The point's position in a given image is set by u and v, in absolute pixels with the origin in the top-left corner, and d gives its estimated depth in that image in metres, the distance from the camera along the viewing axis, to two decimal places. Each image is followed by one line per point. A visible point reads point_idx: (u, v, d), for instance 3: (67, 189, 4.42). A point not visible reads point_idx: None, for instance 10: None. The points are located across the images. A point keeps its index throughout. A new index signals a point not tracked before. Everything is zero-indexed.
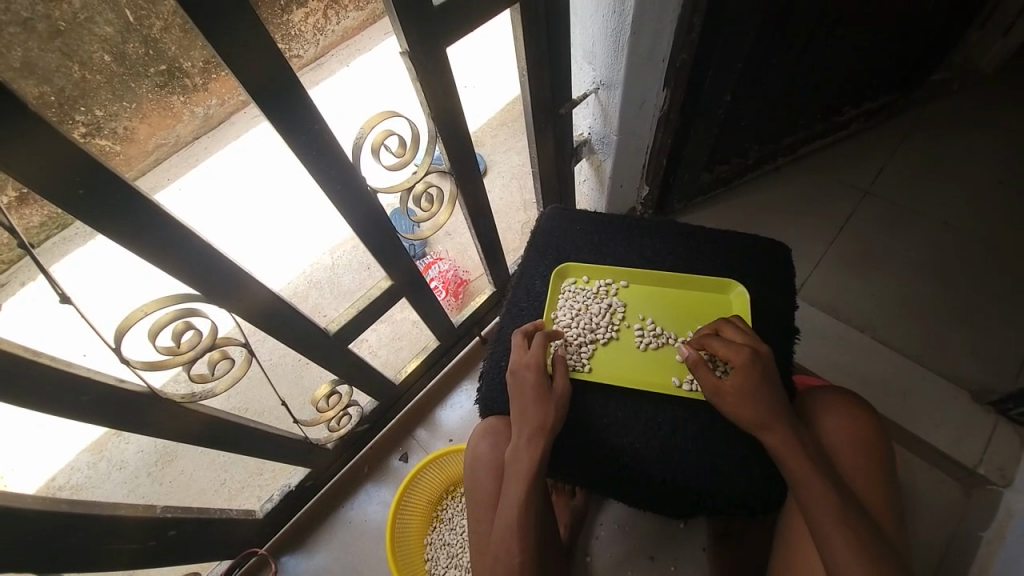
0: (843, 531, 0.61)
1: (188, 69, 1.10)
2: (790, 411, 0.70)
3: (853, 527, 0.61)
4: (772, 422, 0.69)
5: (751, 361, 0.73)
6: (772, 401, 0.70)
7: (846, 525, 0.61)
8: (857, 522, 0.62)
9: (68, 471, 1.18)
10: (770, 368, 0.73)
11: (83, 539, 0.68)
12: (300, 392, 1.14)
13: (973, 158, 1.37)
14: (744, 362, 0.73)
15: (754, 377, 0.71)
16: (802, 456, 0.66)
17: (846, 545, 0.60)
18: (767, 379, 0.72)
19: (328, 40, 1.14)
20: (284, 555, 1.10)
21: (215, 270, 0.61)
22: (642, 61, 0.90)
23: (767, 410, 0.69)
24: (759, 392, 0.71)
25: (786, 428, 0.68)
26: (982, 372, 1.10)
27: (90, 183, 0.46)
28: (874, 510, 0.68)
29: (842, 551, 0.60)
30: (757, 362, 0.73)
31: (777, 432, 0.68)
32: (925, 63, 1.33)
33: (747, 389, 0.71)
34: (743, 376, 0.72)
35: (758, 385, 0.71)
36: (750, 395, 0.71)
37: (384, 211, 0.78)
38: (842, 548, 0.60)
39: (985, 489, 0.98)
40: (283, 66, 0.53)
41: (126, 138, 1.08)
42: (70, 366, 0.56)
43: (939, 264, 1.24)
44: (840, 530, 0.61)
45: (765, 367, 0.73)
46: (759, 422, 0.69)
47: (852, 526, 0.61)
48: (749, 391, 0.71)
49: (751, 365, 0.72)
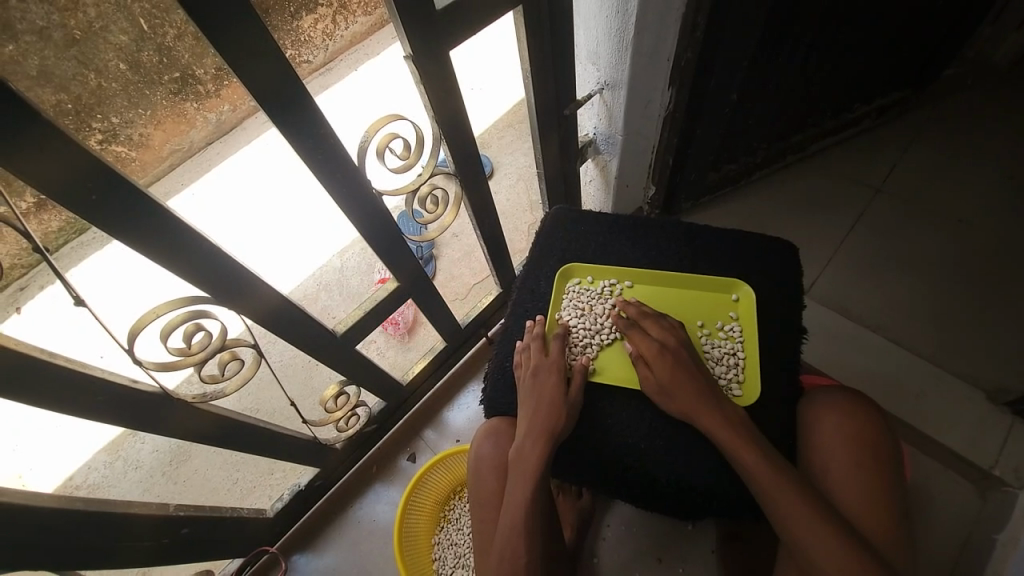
0: (818, 531, 0.61)
1: (201, 75, 1.17)
2: (727, 405, 0.75)
3: (823, 521, 0.61)
4: (697, 413, 0.74)
5: (662, 354, 0.80)
6: (692, 388, 0.76)
7: (821, 525, 0.61)
8: (827, 516, 0.62)
9: (85, 471, 1.21)
10: (679, 357, 0.79)
11: (98, 535, 0.70)
12: (310, 393, 1.17)
13: (988, 154, 1.34)
14: (655, 354, 0.80)
15: (667, 366, 0.78)
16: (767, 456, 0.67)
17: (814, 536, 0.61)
18: (678, 367, 0.78)
19: (336, 46, 1.16)
20: (294, 555, 1.11)
21: (223, 273, 0.63)
22: (646, 60, 0.89)
23: (688, 402, 0.75)
24: (682, 382, 0.77)
25: (711, 418, 0.73)
26: (998, 372, 1.08)
27: (101, 189, 0.48)
28: (864, 511, 0.67)
29: (812, 541, 0.61)
30: (664, 352, 0.80)
31: (703, 421, 0.73)
32: (939, 58, 1.31)
33: (665, 379, 0.78)
34: (663, 367, 0.78)
35: (670, 373, 0.78)
36: (671, 386, 0.77)
37: (389, 213, 0.78)
38: (809, 542, 0.61)
39: (1001, 492, 0.96)
40: (287, 69, 0.54)
41: (141, 144, 1.17)
42: (85, 366, 0.58)
43: (953, 263, 1.21)
44: (813, 529, 0.61)
45: (676, 357, 0.79)
46: (685, 413, 0.75)
47: (826, 527, 0.61)
48: (678, 384, 0.77)
49: (666, 358, 0.79)
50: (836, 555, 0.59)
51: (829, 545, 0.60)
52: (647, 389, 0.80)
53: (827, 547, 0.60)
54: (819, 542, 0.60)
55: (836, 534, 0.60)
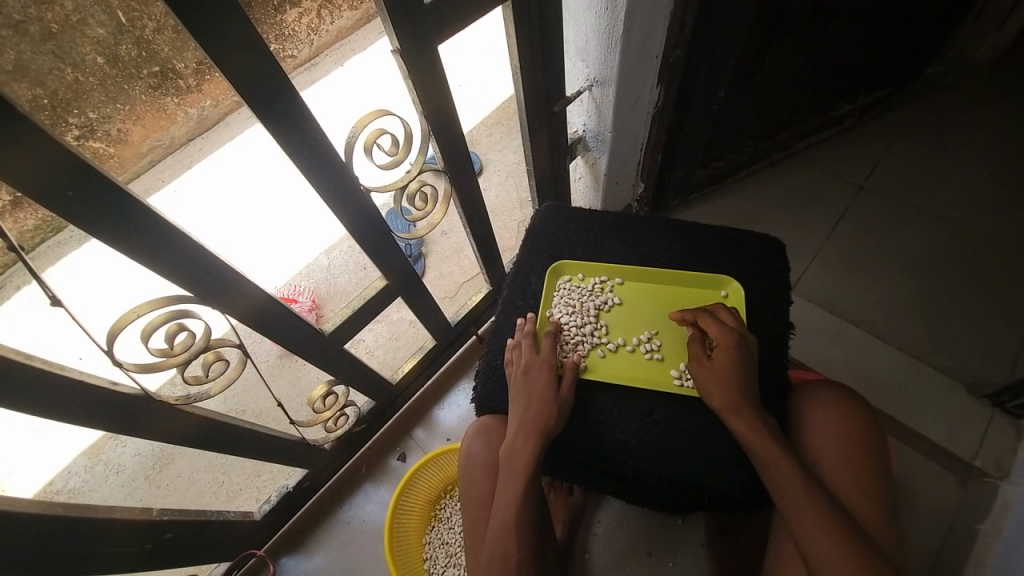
0: (825, 532, 0.61)
1: (181, 70, 1.24)
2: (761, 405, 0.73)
3: (835, 526, 0.61)
4: (737, 407, 0.72)
5: (733, 343, 0.77)
6: (745, 383, 0.74)
7: (829, 527, 0.61)
8: (838, 520, 0.62)
9: (65, 475, 1.19)
10: (749, 351, 0.77)
11: (79, 542, 0.68)
12: (298, 393, 1.14)
13: (968, 151, 1.37)
14: (727, 344, 0.77)
15: (733, 357, 0.75)
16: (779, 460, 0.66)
17: (824, 542, 0.61)
18: (744, 360, 0.76)
19: (321, 41, 1.21)
20: (283, 557, 1.10)
21: (207, 273, 0.61)
22: (636, 57, 0.89)
23: (737, 396, 0.72)
24: (737, 373, 0.74)
25: (750, 416, 0.71)
26: (978, 365, 1.11)
27: (78, 184, 0.46)
28: (862, 505, 0.68)
29: (823, 546, 0.61)
30: (738, 343, 0.77)
31: (736, 420, 0.71)
32: (920, 57, 1.33)
33: (725, 369, 0.75)
34: (725, 356, 0.76)
35: (734, 366, 0.75)
36: (729, 376, 0.74)
37: (377, 211, 0.77)
38: (822, 547, 0.61)
39: (982, 482, 0.98)
40: (272, 64, 0.53)
41: (119, 140, 1.21)
42: (62, 368, 0.56)
43: (936, 259, 1.24)
44: (822, 530, 0.61)
45: (744, 351, 0.77)
46: (724, 406, 0.73)
47: (834, 528, 0.61)
48: (726, 370, 0.75)
49: (733, 349, 0.76)
50: (845, 557, 0.59)
51: (839, 549, 0.60)
52: (698, 372, 0.77)
53: (837, 551, 0.60)
54: (829, 546, 0.60)
55: (845, 539, 0.61)
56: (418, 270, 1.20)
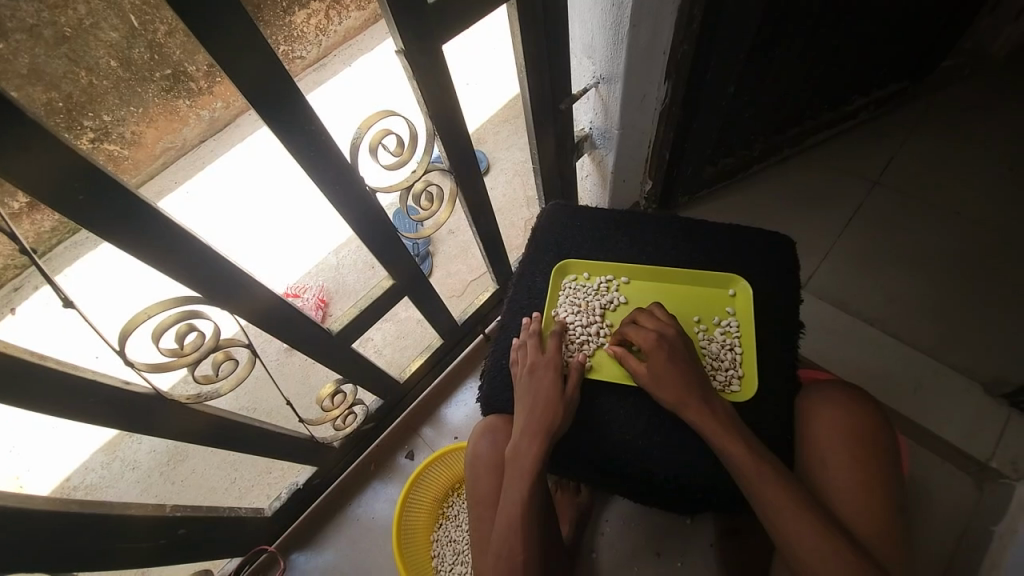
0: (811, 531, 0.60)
1: (193, 73, 1.23)
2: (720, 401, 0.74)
3: (818, 524, 0.61)
4: (686, 403, 0.73)
5: (658, 344, 0.78)
6: (685, 379, 0.75)
7: (815, 526, 0.61)
8: (822, 518, 0.61)
9: (83, 471, 1.22)
10: (676, 348, 0.78)
11: (94, 537, 0.70)
12: (307, 391, 1.16)
13: (987, 146, 1.33)
14: (653, 346, 0.78)
15: (663, 357, 0.77)
16: (762, 459, 0.66)
17: (805, 540, 0.60)
18: (675, 357, 0.77)
19: (330, 41, 1.23)
20: (293, 553, 1.11)
21: (216, 274, 0.62)
22: (643, 53, 0.88)
23: (680, 393, 0.73)
24: (671, 371, 0.75)
25: (700, 407, 0.72)
26: (996, 364, 1.08)
27: (89, 189, 0.47)
28: (860, 508, 0.66)
29: (803, 543, 0.60)
30: (663, 343, 0.78)
31: (693, 412, 0.72)
32: (936, 48, 1.30)
33: (661, 370, 0.76)
34: (656, 357, 0.77)
35: (667, 365, 0.76)
36: (665, 374, 0.75)
37: (383, 212, 0.78)
38: (801, 544, 0.60)
39: (998, 484, 0.96)
40: (279, 67, 0.53)
41: (132, 142, 1.24)
42: (76, 369, 0.57)
43: (952, 256, 1.21)
44: (808, 529, 0.60)
45: (670, 348, 0.78)
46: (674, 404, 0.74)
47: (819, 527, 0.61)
48: (662, 371, 0.75)
49: (660, 349, 0.78)
50: (830, 556, 0.59)
51: (822, 547, 0.59)
52: (638, 379, 0.78)
53: (820, 550, 0.59)
54: (809, 544, 0.60)
55: (829, 537, 0.60)
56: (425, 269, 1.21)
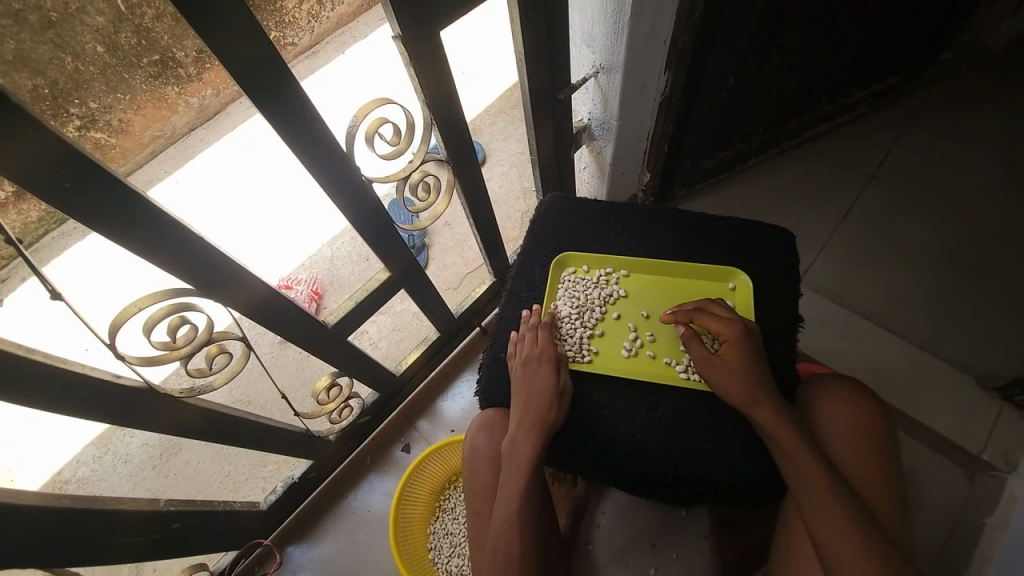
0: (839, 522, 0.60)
1: (182, 59, 1.20)
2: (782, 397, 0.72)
3: (856, 527, 0.60)
4: (761, 400, 0.70)
5: (741, 338, 0.75)
6: (759, 375, 0.73)
7: (842, 518, 0.61)
8: (859, 520, 0.61)
9: (74, 465, 1.20)
10: (753, 344, 0.76)
11: (87, 532, 0.69)
12: (302, 384, 1.15)
13: (982, 140, 1.34)
14: (733, 338, 0.76)
15: (741, 352, 0.74)
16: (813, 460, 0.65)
17: (842, 542, 0.59)
18: (752, 353, 0.75)
19: (322, 27, 1.21)
20: (289, 546, 1.11)
21: (207, 265, 0.60)
22: (643, 42, 0.87)
23: (755, 390, 0.71)
24: (748, 369, 0.73)
25: (774, 406, 0.70)
26: (988, 357, 1.09)
27: (75, 177, 0.45)
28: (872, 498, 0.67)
29: (840, 545, 0.59)
30: (741, 337, 0.76)
31: (767, 406, 0.70)
32: (935, 41, 1.30)
33: (734, 363, 0.74)
34: (734, 351, 0.75)
35: (743, 362, 0.74)
36: (742, 371, 0.73)
37: (379, 203, 0.76)
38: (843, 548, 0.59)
39: (989, 475, 0.98)
40: (272, 52, 0.51)
41: (121, 130, 1.18)
42: (65, 363, 0.55)
43: (947, 250, 1.21)
44: (843, 531, 0.60)
45: (753, 345, 0.75)
46: (746, 402, 0.71)
47: (849, 519, 0.60)
48: (740, 366, 0.73)
49: (743, 342, 0.75)
50: (859, 553, 0.58)
51: (858, 550, 0.59)
52: (709, 370, 0.76)
53: (856, 552, 0.59)
54: (848, 546, 0.59)
55: (864, 539, 0.59)
56: (421, 260, 1.20)
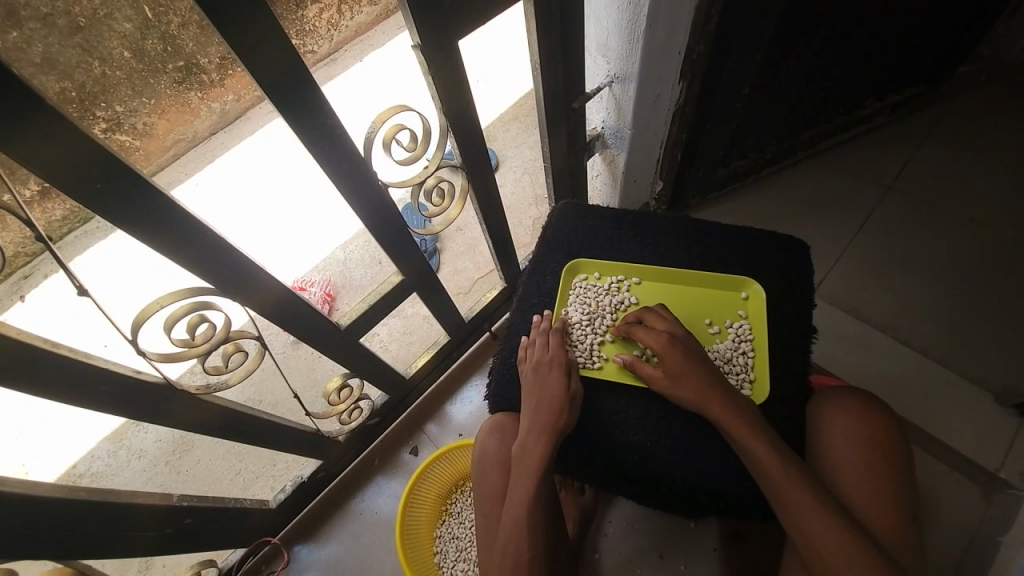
0: (821, 526, 0.60)
1: (206, 66, 1.24)
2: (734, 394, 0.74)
3: (842, 531, 0.59)
4: (707, 401, 0.72)
5: (669, 345, 0.78)
6: (704, 375, 0.75)
7: (824, 521, 0.60)
8: (846, 525, 0.60)
9: (89, 458, 1.23)
10: (689, 346, 0.78)
11: (103, 524, 0.70)
12: (313, 385, 1.16)
13: (1002, 153, 1.32)
14: (667, 346, 0.78)
15: (680, 355, 0.76)
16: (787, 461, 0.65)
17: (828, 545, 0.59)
18: (691, 355, 0.77)
19: (341, 35, 1.23)
20: (296, 546, 1.12)
21: (227, 265, 0.62)
22: (658, 52, 0.88)
23: (701, 391, 0.73)
24: (690, 371, 0.75)
25: (723, 405, 0.71)
26: (1007, 374, 1.07)
27: (105, 177, 0.47)
28: (867, 509, 0.66)
29: (824, 548, 0.59)
30: (674, 343, 0.78)
31: (716, 407, 0.72)
32: (953, 53, 1.29)
33: (677, 369, 0.75)
34: (671, 356, 0.77)
35: (684, 365, 0.75)
36: (683, 373, 0.75)
37: (394, 207, 0.77)
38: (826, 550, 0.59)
39: (1007, 495, 0.95)
40: (297, 60, 0.53)
41: (145, 133, 1.26)
42: (89, 357, 0.57)
43: (965, 264, 1.19)
44: (830, 535, 0.59)
45: (683, 346, 0.78)
46: (695, 402, 0.73)
47: (830, 525, 0.60)
48: (682, 370, 0.75)
49: (673, 348, 0.77)
50: (844, 556, 0.58)
51: (845, 554, 0.58)
52: (655, 382, 0.77)
53: (841, 554, 0.58)
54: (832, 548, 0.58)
55: (852, 543, 0.58)
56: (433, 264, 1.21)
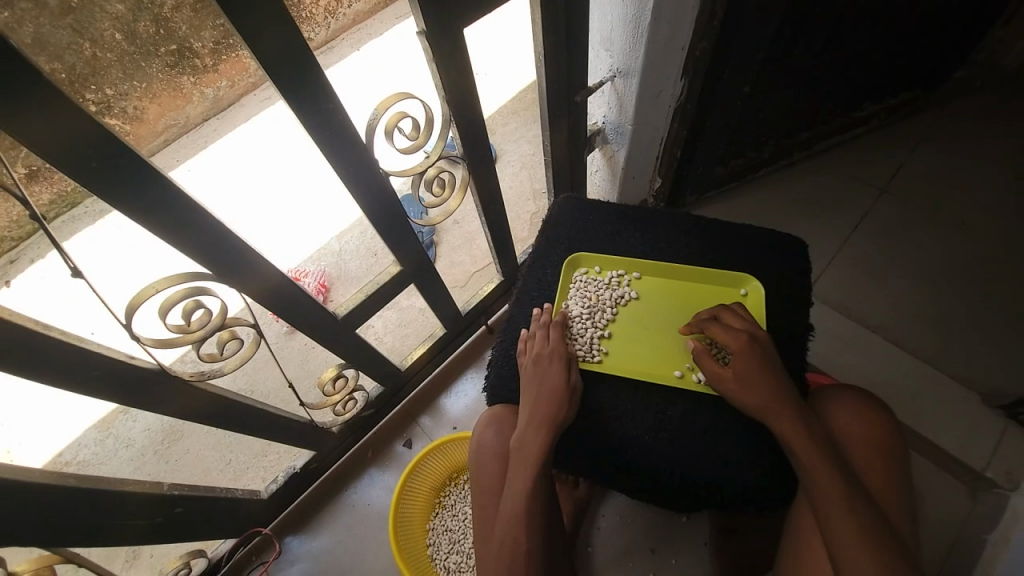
0: (845, 513, 0.62)
1: (199, 50, 1.17)
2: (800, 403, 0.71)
3: (872, 535, 0.60)
4: (776, 412, 0.70)
5: (748, 348, 0.75)
6: (775, 384, 0.72)
7: (855, 525, 0.60)
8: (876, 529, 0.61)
9: (75, 447, 1.20)
10: (768, 352, 0.76)
11: (92, 512, 0.69)
12: (307, 375, 1.15)
13: (995, 160, 1.34)
14: (741, 349, 0.75)
15: (754, 361, 0.74)
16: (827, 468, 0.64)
17: (860, 550, 0.59)
18: (767, 363, 0.74)
19: (339, 23, 1.22)
20: (287, 536, 1.11)
21: (225, 250, 0.61)
22: (661, 48, 0.87)
23: (770, 400, 0.71)
24: (762, 378, 0.73)
25: (790, 415, 0.69)
26: (993, 374, 1.09)
27: (102, 156, 0.46)
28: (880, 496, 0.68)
29: (858, 553, 0.59)
30: (753, 346, 0.75)
31: (779, 417, 0.70)
32: (949, 59, 1.30)
33: (748, 374, 0.74)
34: (746, 360, 0.74)
35: (757, 372, 0.73)
36: (752, 380, 0.73)
37: (395, 196, 0.76)
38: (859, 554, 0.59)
39: (991, 493, 0.97)
40: (300, 42, 0.52)
41: (134, 118, 1.20)
42: (80, 341, 0.56)
43: (954, 267, 1.22)
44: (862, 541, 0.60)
45: (763, 353, 0.75)
46: (763, 410, 0.71)
47: (855, 513, 0.61)
48: (753, 377, 0.73)
49: (751, 354, 0.75)
50: (875, 560, 0.58)
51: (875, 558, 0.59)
52: (719, 380, 0.76)
53: (869, 557, 0.59)
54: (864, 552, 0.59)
55: (879, 546, 0.59)
56: (431, 256, 1.20)
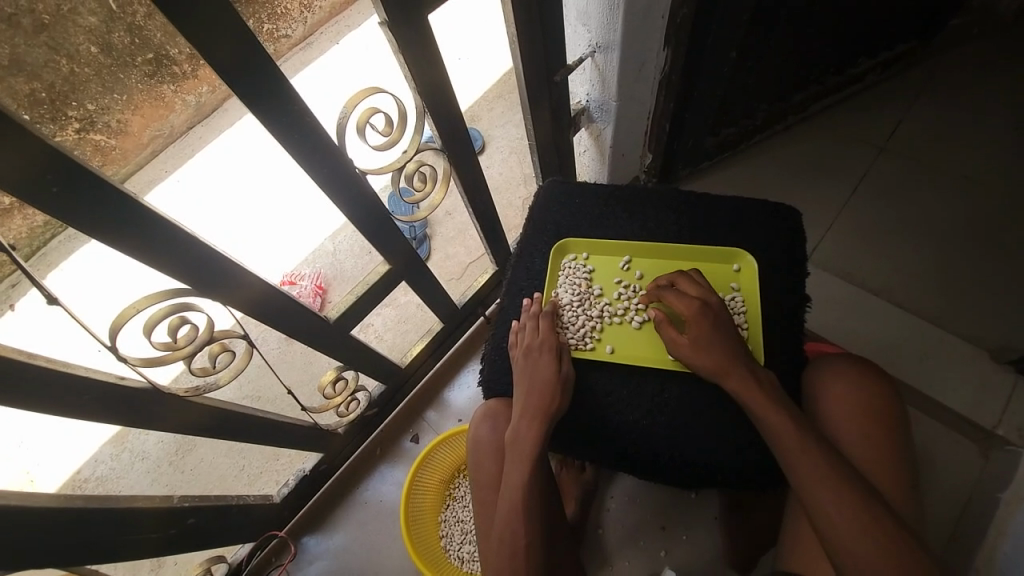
0: (844, 505, 0.58)
1: (176, 57, 1.16)
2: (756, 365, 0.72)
3: (854, 499, 0.58)
4: (726, 372, 0.71)
5: (699, 313, 0.76)
6: (722, 346, 0.73)
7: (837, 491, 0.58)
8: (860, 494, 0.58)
9: (93, 464, 1.23)
10: (719, 315, 0.76)
11: (104, 530, 0.70)
12: (309, 378, 1.16)
13: (999, 108, 1.29)
14: (693, 313, 0.77)
15: (704, 326, 0.75)
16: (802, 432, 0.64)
17: (840, 513, 0.57)
18: (717, 325, 0.75)
19: (315, 17, 1.20)
20: (303, 537, 1.13)
21: (202, 265, 0.60)
22: (641, 19, 0.84)
23: (720, 361, 0.72)
24: (710, 341, 0.74)
25: (739, 375, 0.70)
26: (1002, 331, 1.06)
27: (63, 180, 0.44)
28: (881, 480, 0.66)
29: (839, 518, 0.57)
30: (704, 312, 0.76)
31: (730, 376, 0.71)
32: (946, 5, 1.24)
33: (699, 340, 0.74)
34: (694, 324, 0.76)
35: (707, 335, 0.74)
36: (704, 345, 0.74)
37: (374, 195, 0.75)
38: (839, 518, 0.57)
39: (1004, 451, 0.96)
40: (258, 46, 0.50)
41: (119, 131, 1.19)
42: (65, 365, 0.55)
43: (959, 224, 1.18)
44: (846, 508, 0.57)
45: (713, 316, 0.76)
46: (714, 373, 0.72)
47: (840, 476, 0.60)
48: (704, 341, 0.74)
49: (702, 317, 0.76)
50: (855, 523, 0.57)
51: (856, 520, 0.57)
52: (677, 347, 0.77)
53: (849, 519, 0.57)
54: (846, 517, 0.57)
55: (863, 510, 0.57)
56: (422, 251, 1.19)
